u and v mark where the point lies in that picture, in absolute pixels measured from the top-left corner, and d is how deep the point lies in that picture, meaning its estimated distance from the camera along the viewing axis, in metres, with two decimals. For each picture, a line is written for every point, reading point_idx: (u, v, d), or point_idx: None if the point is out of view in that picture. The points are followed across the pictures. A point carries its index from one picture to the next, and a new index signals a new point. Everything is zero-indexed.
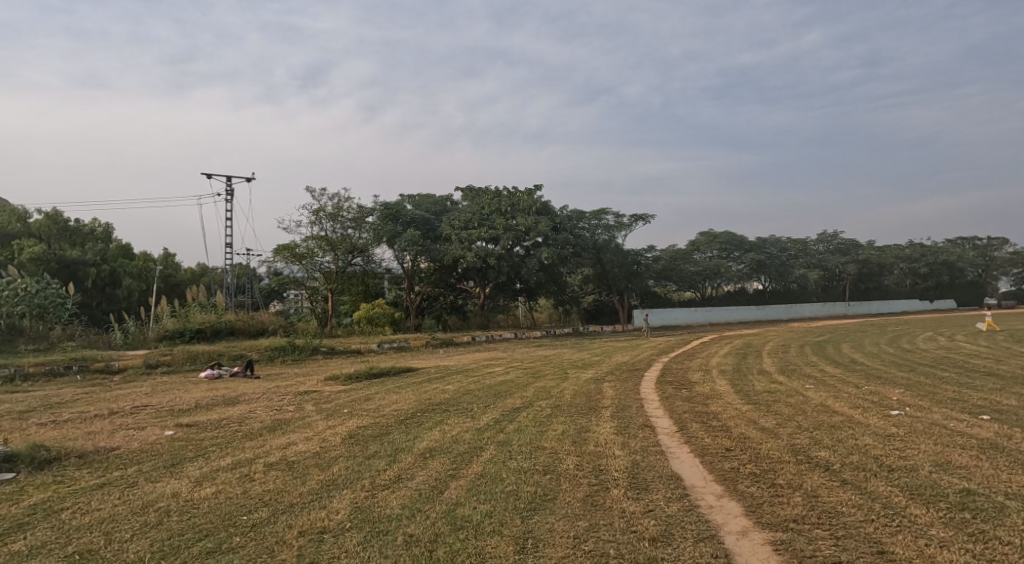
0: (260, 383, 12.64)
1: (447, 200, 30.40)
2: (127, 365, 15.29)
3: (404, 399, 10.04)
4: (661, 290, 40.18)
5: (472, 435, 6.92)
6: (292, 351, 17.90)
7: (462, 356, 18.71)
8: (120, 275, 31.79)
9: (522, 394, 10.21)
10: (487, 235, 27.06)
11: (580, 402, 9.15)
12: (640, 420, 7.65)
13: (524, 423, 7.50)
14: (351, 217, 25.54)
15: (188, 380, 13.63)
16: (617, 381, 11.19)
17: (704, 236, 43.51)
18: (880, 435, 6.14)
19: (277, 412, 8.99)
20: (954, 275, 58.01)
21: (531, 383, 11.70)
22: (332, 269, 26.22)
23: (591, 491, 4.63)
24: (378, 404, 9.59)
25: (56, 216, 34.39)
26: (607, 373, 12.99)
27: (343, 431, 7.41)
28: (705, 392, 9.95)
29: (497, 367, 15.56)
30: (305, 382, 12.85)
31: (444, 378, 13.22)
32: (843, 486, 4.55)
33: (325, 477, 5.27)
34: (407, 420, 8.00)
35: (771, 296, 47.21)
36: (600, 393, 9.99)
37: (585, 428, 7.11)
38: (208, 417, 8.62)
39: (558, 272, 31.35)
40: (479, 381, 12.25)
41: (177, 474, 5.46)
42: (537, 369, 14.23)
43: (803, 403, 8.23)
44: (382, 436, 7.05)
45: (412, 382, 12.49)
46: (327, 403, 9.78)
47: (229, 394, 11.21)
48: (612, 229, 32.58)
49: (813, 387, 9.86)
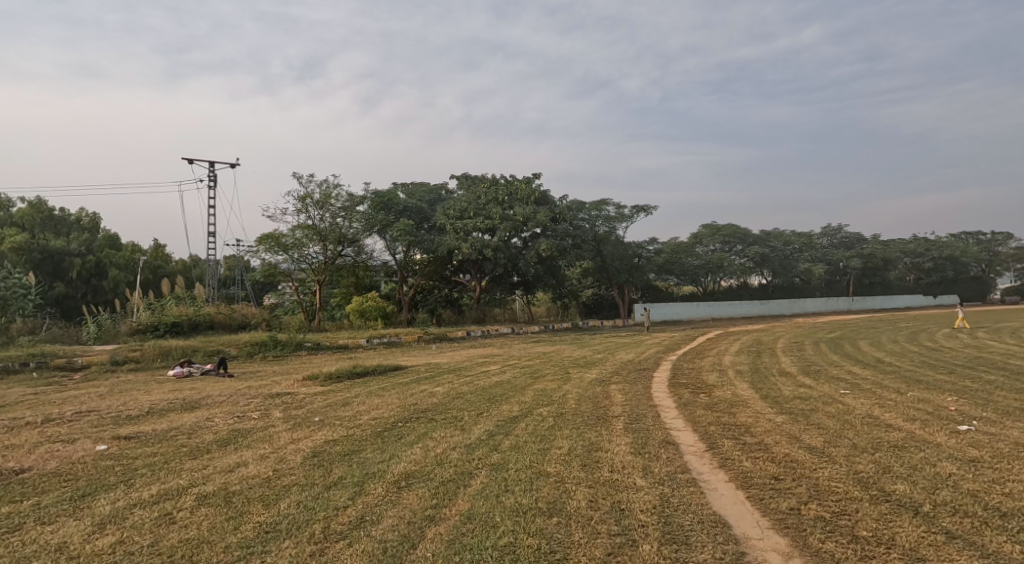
0: (230, 384, 11.42)
1: (442, 189, 29.19)
2: (92, 361, 14.08)
3: (386, 403, 8.88)
4: (662, 284, 39.03)
5: (460, 455, 5.74)
6: (273, 347, 16.76)
7: (456, 353, 17.53)
8: (106, 267, 30.57)
9: (520, 399, 9.05)
10: (483, 225, 25.90)
11: (587, 410, 7.96)
12: (658, 434, 6.52)
13: (523, 438, 6.33)
14: (342, 206, 24.15)
15: (154, 379, 12.43)
16: (626, 385, 10.05)
17: (707, 228, 42.44)
18: (963, 460, 4.98)
19: (237, 421, 7.78)
20: (959, 270, 56.94)
21: (529, 385, 10.55)
22: (321, 260, 24.91)
23: (613, 550, 3.51)
24: (357, 410, 8.40)
25: (40, 205, 33.09)
26: (613, 374, 11.81)
27: (308, 446, 6.23)
28: (728, 397, 8.80)
29: (492, 365, 14.36)
30: (282, 382, 11.67)
31: (435, 378, 12.04)
32: (949, 546, 3.43)
33: (267, 519, 4.12)
34: (385, 433, 6.79)
35: (775, 291, 46.04)
36: (608, 399, 8.83)
37: (596, 446, 5.94)
38: (154, 427, 7.42)
39: (557, 265, 30.28)
40: (472, 383, 11.06)
41: (79, 512, 4.31)
42: (536, 369, 13.07)
43: (847, 415, 7.08)
44: (353, 455, 5.86)
45: (398, 383, 11.33)
46: (298, 409, 8.61)
47: (193, 396, 9.99)
48: (612, 220, 31.40)
49: (851, 393, 8.72)
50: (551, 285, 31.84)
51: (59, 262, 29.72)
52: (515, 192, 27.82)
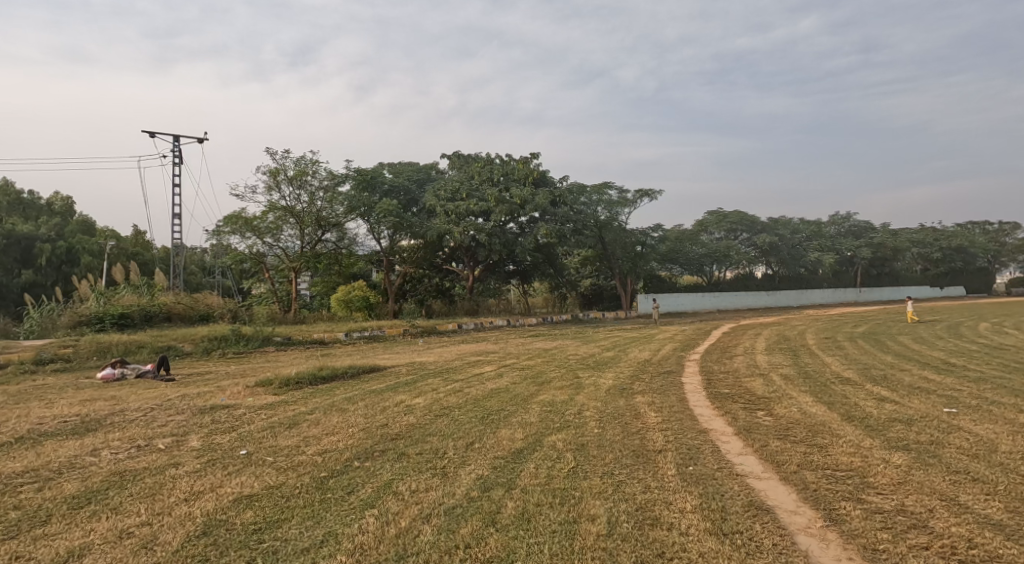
0: (160, 391, 9.13)
1: (432, 168, 26.86)
2: (11, 360, 11.78)
3: (347, 426, 6.68)
4: (665, 274, 36.90)
5: (436, 538, 3.60)
6: (236, 342, 14.64)
7: (445, 350, 15.33)
8: (78, 253, 28.28)
9: (525, 420, 6.82)
10: (477, 208, 23.70)
11: (616, 442, 5.79)
12: (735, 490, 4.40)
13: (535, 499, 4.17)
14: (321, 186, 21.79)
15: (75, 382, 10.13)
16: (659, 400, 7.89)
17: (713, 215, 40.42)
18: None
19: (131, 456, 5.50)
20: (968, 260, 55.06)
21: (534, 396, 8.40)
22: (297, 246, 22.64)
23: None
24: (306, 438, 6.15)
25: (7, 187, 30.59)
26: (636, 380, 9.59)
27: (204, 512, 4.03)
28: (799, 418, 6.67)
29: (486, 366, 12.16)
30: (225, 389, 9.40)
31: (417, 384, 9.86)
32: None
33: None
34: (328, 484, 4.62)
35: (783, 281, 43.89)
36: (641, 422, 6.68)
37: (653, 520, 3.82)
38: (6, 467, 5.16)
39: (554, 253, 28.31)
40: (463, 392, 8.85)
41: None
42: (540, 372, 10.88)
43: (997, 456, 5.00)
44: (264, 534, 3.69)
45: (371, 391, 9.13)
46: (227, 433, 6.37)
47: (101, 410, 7.68)
48: (614, 205, 29.18)
49: (963, 414, 6.62)
50: (548, 275, 29.67)
51: (27, 247, 27.42)
52: (510, 172, 25.78)
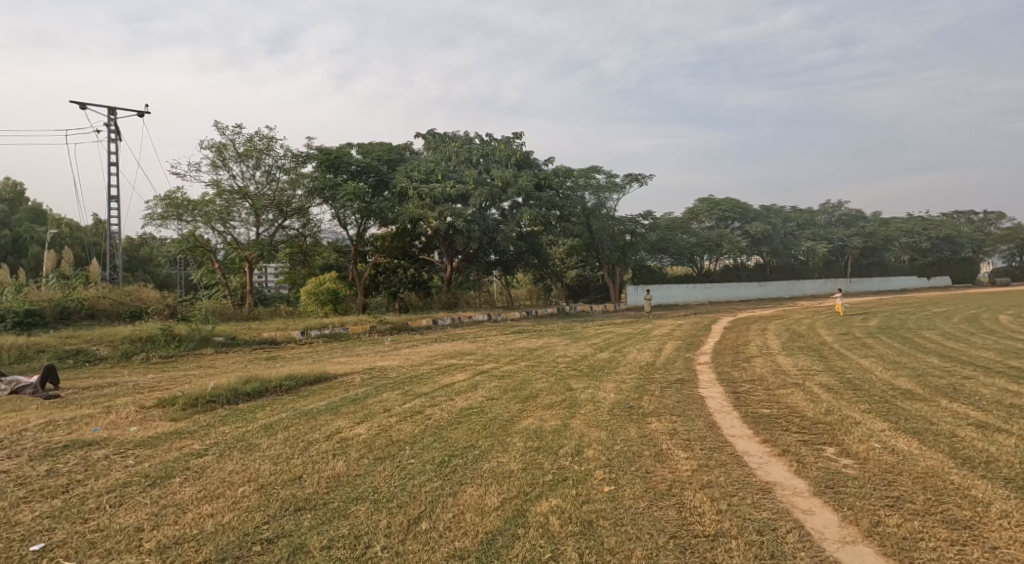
0: (18, 417, 6.84)
1: (405, 148, 24.59)
2: None
3: (240, 483, 4.49)
4: (654, 265, 34.98)
5: None
6: (166, 343, 12.40)
7: (412, 351, 13.20)
8: (26, 243, 25.79)
9: (502, 470, 4.65)
10: (454, 191, 21.51)
11: (638, 518, 3.68)
12: None
13: None
14: (278, 164, 19.48)
15: None
16: (685, 432, 5.77)
17: (704, 202, 38.32)
18: None
19: None
20: (955, 249, 53.83)
21: (519, 422, 6.25)
22: (254, 235, 20.26)
23: None
24: (163, 509, 3.96)
25: None
26: (645, 395, 7.51)
27: None
28: (899, 465, 4.60)
29: (458, 374, 9.99)
30: (111, 412, 7.13)
31: (367, 401, 7.64)
32: None
33: None
34: None
35: (774, 272, 42.16)
36: (670, 473, 4.56)
37: None
38: None
39: (538, 241, 26.34)
40: (422, 415, 6.67)
41: None
42: (523, 382, 8.75)
43: None
44: None
45: (301, 414, 6.92)
46: (43, 500, 4.16)
47: None
48: (603, 189, 27.03)
49: None
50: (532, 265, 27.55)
51: None
52: (491, 153, 23.77)
